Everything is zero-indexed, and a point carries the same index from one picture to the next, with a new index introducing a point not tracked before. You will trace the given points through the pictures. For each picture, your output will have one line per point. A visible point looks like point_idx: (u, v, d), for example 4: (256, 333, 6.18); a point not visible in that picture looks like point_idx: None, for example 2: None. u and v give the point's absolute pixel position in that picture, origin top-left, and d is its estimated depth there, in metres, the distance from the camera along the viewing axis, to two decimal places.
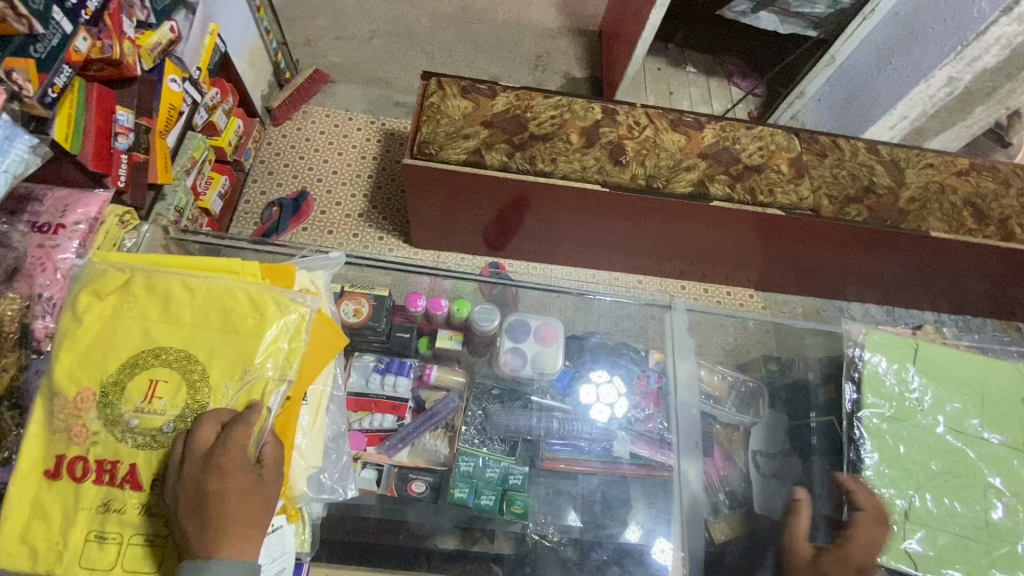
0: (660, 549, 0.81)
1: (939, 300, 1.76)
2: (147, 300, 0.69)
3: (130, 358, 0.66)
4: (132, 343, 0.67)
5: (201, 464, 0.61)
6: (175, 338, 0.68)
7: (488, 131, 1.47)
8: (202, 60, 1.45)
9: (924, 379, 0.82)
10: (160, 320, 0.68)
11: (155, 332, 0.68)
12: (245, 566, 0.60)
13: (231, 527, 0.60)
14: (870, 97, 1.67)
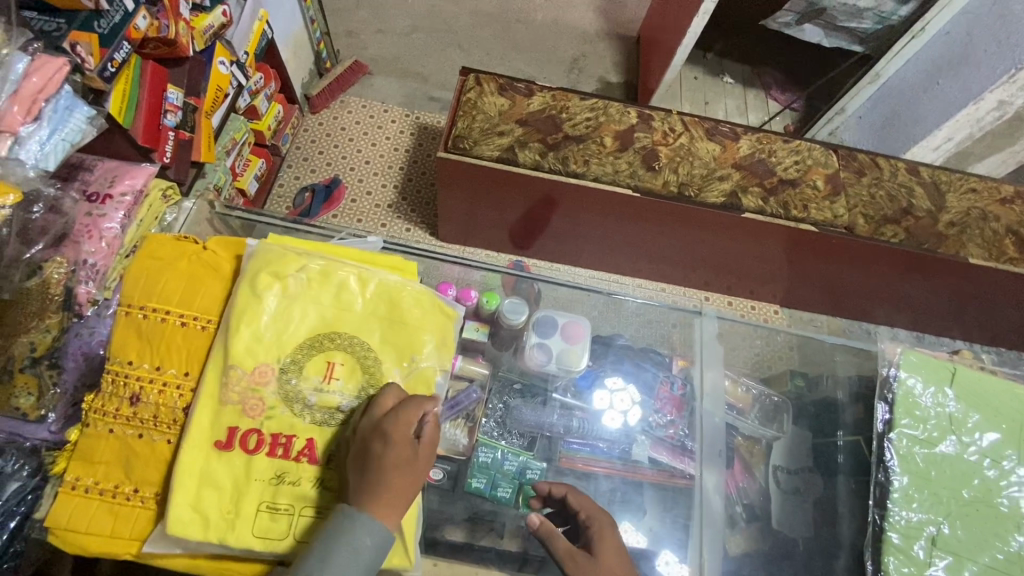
0: (666, 562, 0.80)
1: (973, 329, 1.72)
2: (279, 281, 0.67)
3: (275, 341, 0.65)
4: (274, 321, 0.65)
5: (373, 425, 0.62)
6: (325, 324, 0.67)
7: (523, 129, 1.48)
8: (249, 45, 1.49)
9: (960, 405, 0.80)
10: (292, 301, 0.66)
11: (302, 316, 0.67)
12: (385, 535, 0.58)
13: (385, 492, 0.59)
14: (913, 117, 1.64)
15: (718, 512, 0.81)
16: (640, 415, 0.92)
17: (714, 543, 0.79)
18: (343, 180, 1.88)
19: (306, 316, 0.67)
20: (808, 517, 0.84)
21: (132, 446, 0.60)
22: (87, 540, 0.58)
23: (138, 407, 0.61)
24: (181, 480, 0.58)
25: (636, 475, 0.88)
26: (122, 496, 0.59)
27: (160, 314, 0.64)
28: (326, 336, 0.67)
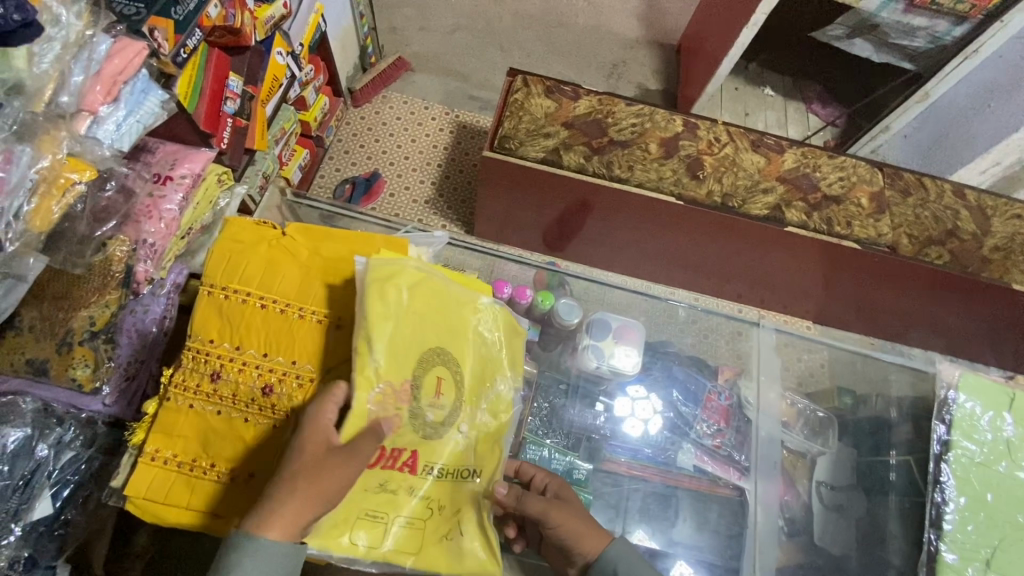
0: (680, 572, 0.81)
1: (1009, 358, 1.69)
2: (404, 284, 0.68)
3: (384, 346, 0.65)
4: (388, 326, 0.65)
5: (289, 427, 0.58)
6: (430, 337, 0.69)
7: (569, 132, 1.49)
8: (304, 36, 1.52)
9: (1020, 430, 0.79)
10: (410, 309, 0.67)
11: (415, 324, 0.67)
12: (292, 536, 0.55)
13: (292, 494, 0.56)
14: (965, 138, 1.62)
15: (760, 525, 0.83)
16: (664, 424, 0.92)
17: (764, 556, 0.81)
18: (383, 174, 1.91)
19: (421, 324, 0.68)
20: (850, 535, 0.84)
21: (210, 422, 0.60)
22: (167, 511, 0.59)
23: (217, 384, 0.61)
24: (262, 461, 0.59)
25: (682, 483, 0.87)
26: (201, 471, 0.60)
27: (242, 294, 0.64)
28: (430, 348, 0.68)
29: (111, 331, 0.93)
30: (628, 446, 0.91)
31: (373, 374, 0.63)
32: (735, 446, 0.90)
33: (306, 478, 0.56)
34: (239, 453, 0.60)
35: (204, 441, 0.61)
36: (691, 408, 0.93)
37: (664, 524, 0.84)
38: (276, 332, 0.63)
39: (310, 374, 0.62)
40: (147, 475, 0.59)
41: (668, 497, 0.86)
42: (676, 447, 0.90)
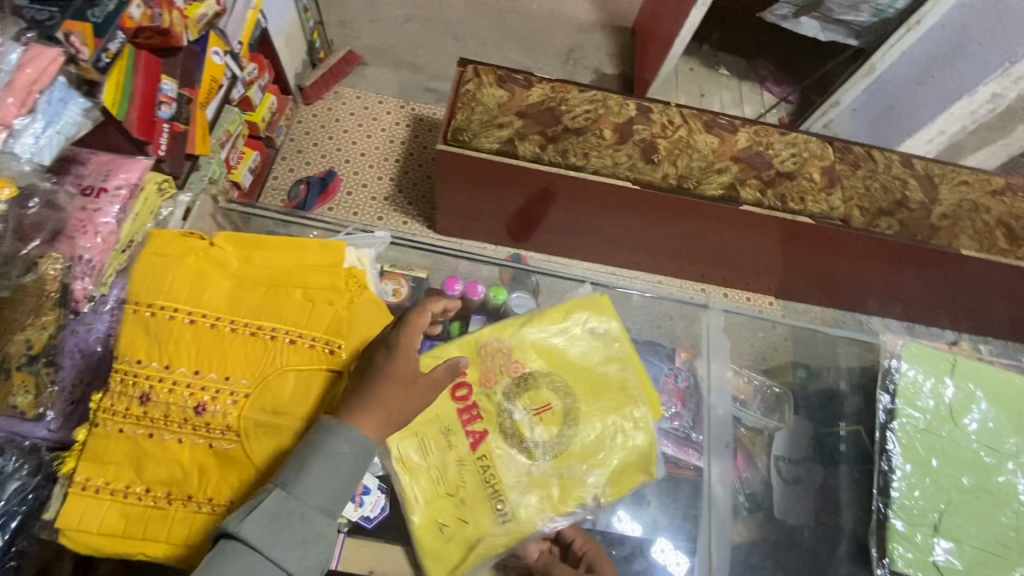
0: (660, 549, 0.81)
1: (962, 320, 1.75)
2: (570, 323, 0.84)
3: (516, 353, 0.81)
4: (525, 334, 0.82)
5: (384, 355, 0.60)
6: (564, 368, 0.81)
7: (523, 121, 1.47)
8: (244, 34, 1.46)
9: (961, 390, 0.82)
10: (560, 345, 0.82)
11: (560, 355, 0.82)
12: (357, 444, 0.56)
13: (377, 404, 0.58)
14: (908, 109, 1.66)
15: (720, 502, 0.84)
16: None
17: (724, 534, 0.82)
18: (339, 172, 1.86)
19: (567, 357, 0.82)
20: (810, 508, 0.85)
21: (143, 446, 0.58)
22: (109, 540, 0.57)
23: (148, 407, 0.58)
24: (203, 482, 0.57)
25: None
26: (135, 498, 0.57)
27: (169, 312, 0.61)
28: (564, 372, 0.81)
29: (51, 354, 0.89)
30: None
31: (495, 365, 0.80)
32: (689, 423, 0.90)
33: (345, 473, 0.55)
34: (175, 477, 0.57)
35: (141, 465, 0.58)
36: None
37: (635, 505, 0.84)
38: (206, 348, 0.60)
39: (243, 389, 0.59)
40: (87, 502, 0.57)
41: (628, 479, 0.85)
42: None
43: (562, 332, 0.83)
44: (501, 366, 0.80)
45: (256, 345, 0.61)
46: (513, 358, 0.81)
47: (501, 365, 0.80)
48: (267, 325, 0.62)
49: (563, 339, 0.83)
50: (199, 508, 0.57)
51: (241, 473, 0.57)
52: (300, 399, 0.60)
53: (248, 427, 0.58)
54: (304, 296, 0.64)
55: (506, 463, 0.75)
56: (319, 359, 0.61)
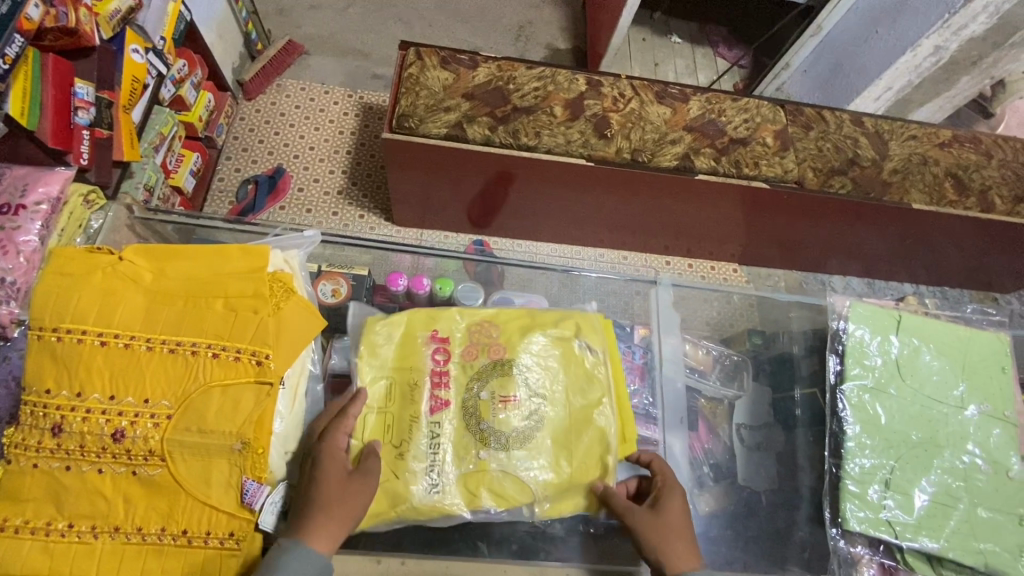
0: None
1: (918, 272, 1.79)
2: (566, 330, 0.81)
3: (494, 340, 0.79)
4: (500, 319, 0.81)
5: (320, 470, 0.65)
6: (551, 367, 0.78)
7: (471, 103, 1.41)
8: (166, 29, 1.37)
9: (908, 342, 0.85)
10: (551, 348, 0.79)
11: (552, 356, 0.79)
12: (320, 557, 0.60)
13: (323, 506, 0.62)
14: (855, 67, 1.66)
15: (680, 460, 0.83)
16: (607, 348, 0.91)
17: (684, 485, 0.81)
18: (288, 169, 1.79)
19: (554, 363, 0.78)
20: (771, 471, 0.86)
21: (61, 481, 0.55)
22: None
23: (62, 438, 0.56)
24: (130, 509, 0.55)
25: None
26: (57, 536, 0.54)
27: (78, 335, 0.58)
28: (547, 379, 0.77)
29: None
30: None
31: (474, 347, 0.78)
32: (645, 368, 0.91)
33: (335, 508, 0.63)
34: (99, 509, 0.55)
35: (57, 499, 0.55)
36: None
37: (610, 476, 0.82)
38: (121, 370, 0.58)
39: (164, 411, 0.58)
40: None
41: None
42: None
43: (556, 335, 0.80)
44: (479, 350, 0.78)
45: (176, 363, 0.59)
46: (494, 345, 0.79)
47: (480, 350, 0.78)
48: (186, 340, 0.60)
49: (555, 341, 0.80)
50: (129, 539, 0.55)
51: (170, 495, 0.56)
52: (227, 416, 0.58)
53: (172, 449, 0.57)
54: (227, 306, 0.63)
55: (455, 444, 0.72)
56: (245, 371, 0.60)
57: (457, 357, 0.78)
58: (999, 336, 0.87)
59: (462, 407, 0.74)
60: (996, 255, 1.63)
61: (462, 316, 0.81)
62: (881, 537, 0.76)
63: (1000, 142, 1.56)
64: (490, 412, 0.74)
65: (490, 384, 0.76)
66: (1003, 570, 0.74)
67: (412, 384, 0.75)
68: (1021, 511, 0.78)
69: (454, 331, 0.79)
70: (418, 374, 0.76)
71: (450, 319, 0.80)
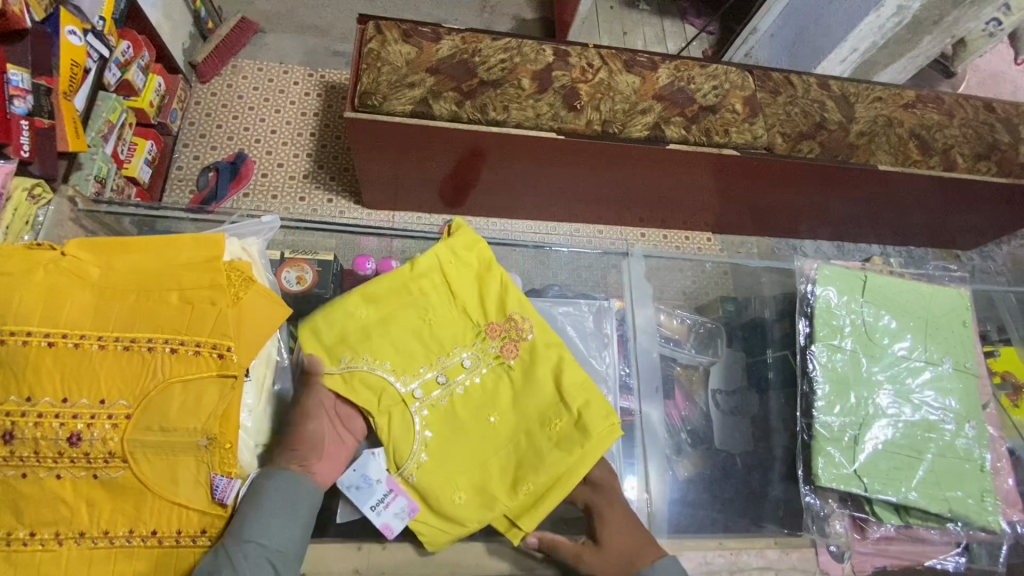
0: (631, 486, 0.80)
1: (886, 233, 1.83)
2: (560, 393, 0.78)
3: (486, 320, 0.82)
4: (510, 294, 0.83)
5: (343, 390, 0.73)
6: (538, 473, 0.73)
7: (435, 78, 1.36)
8: (104, 9, 1.28)
9: (874, 305, 0.89)
10: (541, 404, 0.78)
11: (550, 408, 0.77)
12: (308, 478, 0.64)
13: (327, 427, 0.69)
14: (820, 30, 1.65)
15: (659, 423, 0.85)
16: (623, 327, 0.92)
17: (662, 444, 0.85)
18: (250, 154, 1.72)
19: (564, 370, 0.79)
20: (746, 434, 0.90)
21: (16, 488, 0.54)
22: None
23: (14, 445, 0.54)
24: (99, 511, 0.55)
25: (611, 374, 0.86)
26: (19, 544, 0.53)
27: (20, 337, 0.56)
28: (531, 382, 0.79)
29: None
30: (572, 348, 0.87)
31: (473, 314, 0.82)
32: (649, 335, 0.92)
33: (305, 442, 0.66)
34: (61, 515, 0.55)
35: (17, 507, 0.54)
36: None
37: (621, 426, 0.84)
38: (72, 371, 0.57)
39: (122, 411, 0.57)
40: None
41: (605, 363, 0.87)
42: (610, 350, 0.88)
43: (564, 416, 0.76)
44: (509, 336, 0.81)
45: (131, 360, 0.59)
46: (489, 324, 0.82)
47: (479, 322, 0.82)
48: (141, 336, 0.59)
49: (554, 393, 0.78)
50: (96, 543, 0.55)
51: (140, 495, 0.56)
52: (190, 411, 0.59)
53: (136, 448, 0.57)
54: (181, 299, 0.62)
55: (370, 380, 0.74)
56: (207, 366, 0.60)
57: (443, 302, 0.82)
58: (957, 291, 0.91)
59: (427, 335, 0.80)
60: (959, 213, 1.67)
61: (460, 270, 0.84)
62: (852, 491, 0.79)
63: (961, 101, 1.58)
64: (466, 368, 0.79)
65: (470, 349, 0.80)
66: (966, 514, 0.78)
67: (356, 313, 0.78)
68: (980, 457, 0.82)
69: (442, 282, 0.82)
70: (393, 320, 0.79)
71: (444, 275, 0.83)
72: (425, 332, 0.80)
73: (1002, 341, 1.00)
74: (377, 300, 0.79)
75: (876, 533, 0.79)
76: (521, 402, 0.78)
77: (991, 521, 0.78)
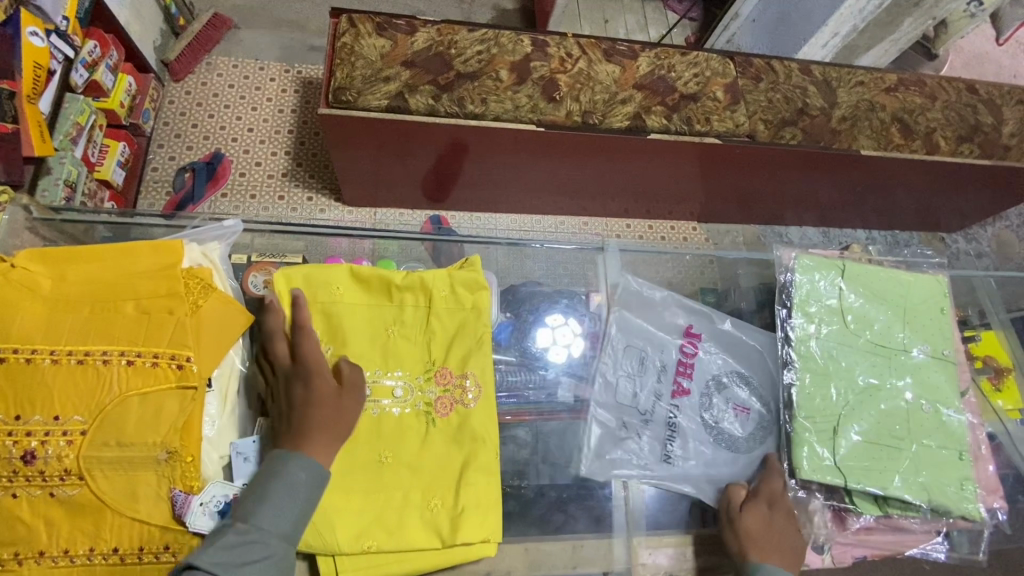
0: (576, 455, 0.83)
1: (870, 218, 1.82)
2: (461, 481, 0.74)
3: (443, 363, 0.79)
4: (479, 354, 0.80)
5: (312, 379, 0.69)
6: (391, 538, 0.69)
7: (411, 72, 1.33)
8: (68, 8, 1.24)
9: (853, 292, 0.89)
10: (436, 477, 0.74)
11: (443, 499, 0.73)
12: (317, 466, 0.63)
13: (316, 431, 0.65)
14: (801, 15, 1.63)
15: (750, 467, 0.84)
16: (728, 361, 0.90)
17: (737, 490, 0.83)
18: (227, 153, 1.69)
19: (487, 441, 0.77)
20: None
21: None
22: None
23: None
24: (56, 529, 0.55)
25: (700, 414, 0.87)
26: None
27: None
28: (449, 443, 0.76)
29: None
30: (655, 386, 0.88)
31: (438, 349, 0.80)
32: (752, 371, 0.89)
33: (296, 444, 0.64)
34: (18, 535, 0.54)
35: None
36: (579, 336, 0.91)
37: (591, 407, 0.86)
38: (25, 388, 0.56)
39: (78, 427, 0.56)
40: None
41: (705, 406, 0.87)
42: (710, 394, 0.88)
43: (446, 502, 0.73)
44: (451, 392, 0.78)
45: (86, 374, 0.58)
46: (441, 368, 0.79)
47: (436, 361, 0.79)
48: (96, 349, 0.59)
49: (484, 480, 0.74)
50: (56, 562, 0.55)
51: (99, 510, 0.56)
52: (149, 424, 0.58)
53: (93, 463, 0.56)
54: (138, 308, 0.62)
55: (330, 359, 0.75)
56: (166, 377, 0.60)
57: (425, 313, 0.81)
58: (934, 276, 0.91)
59: (401, 333, 0.80)
60: (942, 196, 1.67)
61: (448, 304, 0.82)
62: (834, 484, 0.79)
63: (943, 84, 1.57)
64: (396, 398, 0.76)
65: (412, 382, 0.78)
66: (946, 503, 0.79)
67: (334, 291, 0.79)
68: (960, 446, 0.82)
69: (426, 303, 0.81)
70: (367, 317, 0.80)
71: (431, 303, 0.81)
72: (399, 335, 0.80)
73: (983, 326, 1.00)
74: (354, 290, 0.80)
75: (857, 524, 0.79)
76: (423, 468, 0.74)
77: (970, 510, 0.79)
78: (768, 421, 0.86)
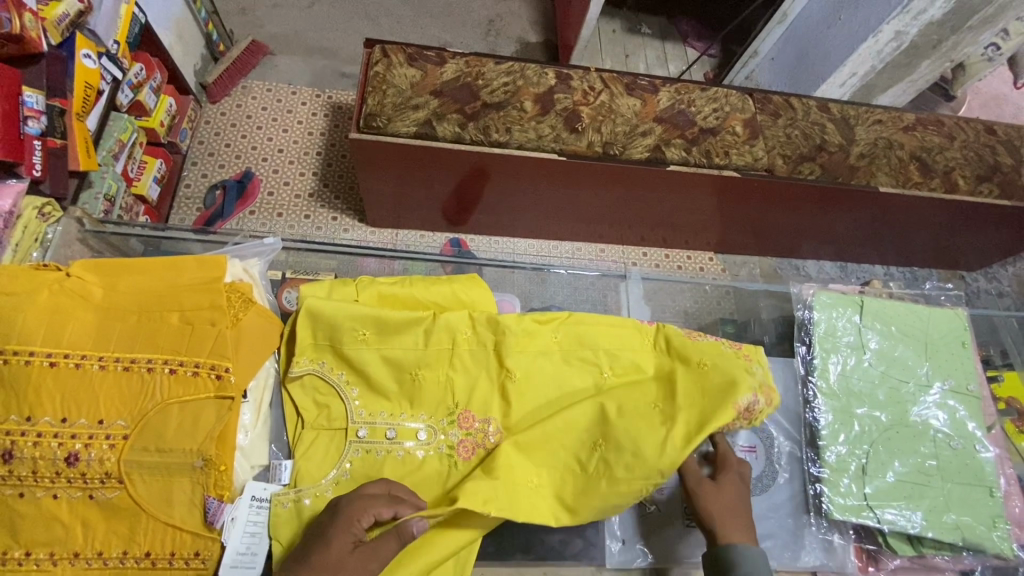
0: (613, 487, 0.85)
1: (888, 254, 1.82)
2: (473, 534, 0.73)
3: (465, 406, 0.78)
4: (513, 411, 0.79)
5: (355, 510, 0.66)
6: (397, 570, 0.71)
7: (439, 100, 1.38)
8: (120, 33, 1.31)
9: (873, 329, 0.89)
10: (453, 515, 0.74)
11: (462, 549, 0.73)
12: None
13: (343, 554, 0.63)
14: (821, 53, 1.67)
15: (785, 505, 0.83)
16: None
17: (790, 527, 0.82)
18: (257, 172, 1.75)
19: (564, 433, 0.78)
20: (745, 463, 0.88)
21: (13, 507, 0.58)
22: None
23: (13, 464, 0.59)
24: (94, 527, 0.60)
25: None
26: (14, 564, 0.57)
27: (24, 356, 0.60)
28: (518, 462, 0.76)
29: None
30: None
31: (455, 392, 0.79)
32: None
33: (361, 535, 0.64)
34: (56, 535, 0.59)
35: (15, 520, 0.58)
36: None
37: None
38: (73, 390, 0.62)
39: (120, 431, 0.62)
40: None
41: None
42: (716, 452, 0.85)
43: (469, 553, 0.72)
44: (472, 436, 0.77)
45: (131, 380, 0.64)
46: (464, 412, 0.78)
47: (458, 405, 0.78)
48: (141, 357, 0.65)
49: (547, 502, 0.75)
50: (89, 564, 0.59)
51: (132, 507, 0.61)
52: (187, 432, 0.64)
53: (133, 464, 0.62)
54: (181, 319, 0.68)
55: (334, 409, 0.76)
56: (205, 386, 0.66)
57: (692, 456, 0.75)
58: (955, 311, 0.92)
59: (694, 396, 0.78)
60: (962, 234, 1.67)
61: (471, 347, 0.80)
62: (864, 523, 0.79)
63: (961, 124, 1.58)
64: (419, 441, 0.76)
65: (432, 425, 0.77)
66: (977, 541, 0.78)
67: (359, 335, 0.77)
68: (991, 482, 0.81)
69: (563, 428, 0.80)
70: (395, 349, 0.78)
71: (454, 344, 0.80)
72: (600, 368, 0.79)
73: (1006, 366, 0.99)
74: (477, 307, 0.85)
75: (890, 564, 0.81)
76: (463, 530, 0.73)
77: (1005, 549, 0.78)
78: (777, 460, 0.85)
